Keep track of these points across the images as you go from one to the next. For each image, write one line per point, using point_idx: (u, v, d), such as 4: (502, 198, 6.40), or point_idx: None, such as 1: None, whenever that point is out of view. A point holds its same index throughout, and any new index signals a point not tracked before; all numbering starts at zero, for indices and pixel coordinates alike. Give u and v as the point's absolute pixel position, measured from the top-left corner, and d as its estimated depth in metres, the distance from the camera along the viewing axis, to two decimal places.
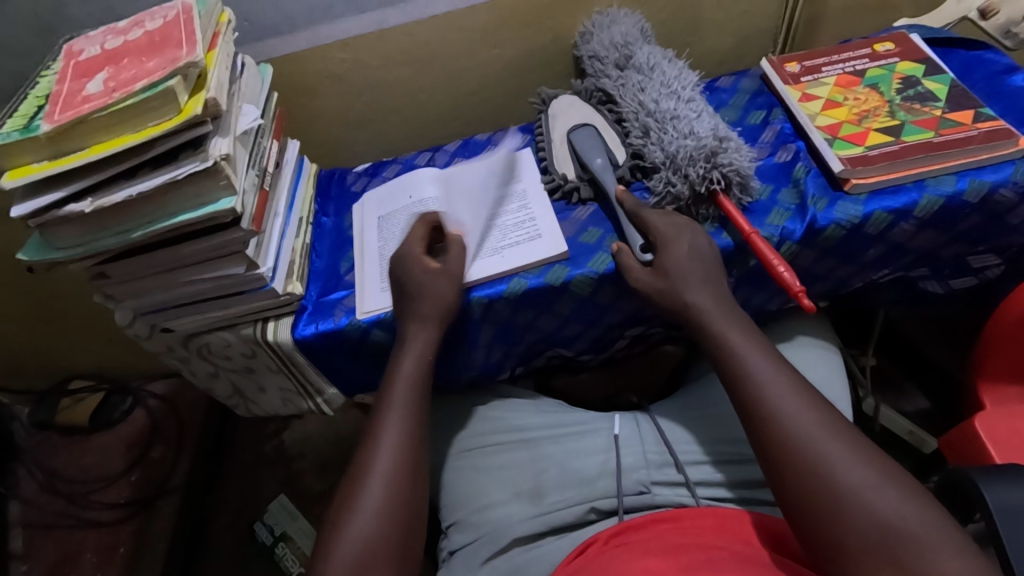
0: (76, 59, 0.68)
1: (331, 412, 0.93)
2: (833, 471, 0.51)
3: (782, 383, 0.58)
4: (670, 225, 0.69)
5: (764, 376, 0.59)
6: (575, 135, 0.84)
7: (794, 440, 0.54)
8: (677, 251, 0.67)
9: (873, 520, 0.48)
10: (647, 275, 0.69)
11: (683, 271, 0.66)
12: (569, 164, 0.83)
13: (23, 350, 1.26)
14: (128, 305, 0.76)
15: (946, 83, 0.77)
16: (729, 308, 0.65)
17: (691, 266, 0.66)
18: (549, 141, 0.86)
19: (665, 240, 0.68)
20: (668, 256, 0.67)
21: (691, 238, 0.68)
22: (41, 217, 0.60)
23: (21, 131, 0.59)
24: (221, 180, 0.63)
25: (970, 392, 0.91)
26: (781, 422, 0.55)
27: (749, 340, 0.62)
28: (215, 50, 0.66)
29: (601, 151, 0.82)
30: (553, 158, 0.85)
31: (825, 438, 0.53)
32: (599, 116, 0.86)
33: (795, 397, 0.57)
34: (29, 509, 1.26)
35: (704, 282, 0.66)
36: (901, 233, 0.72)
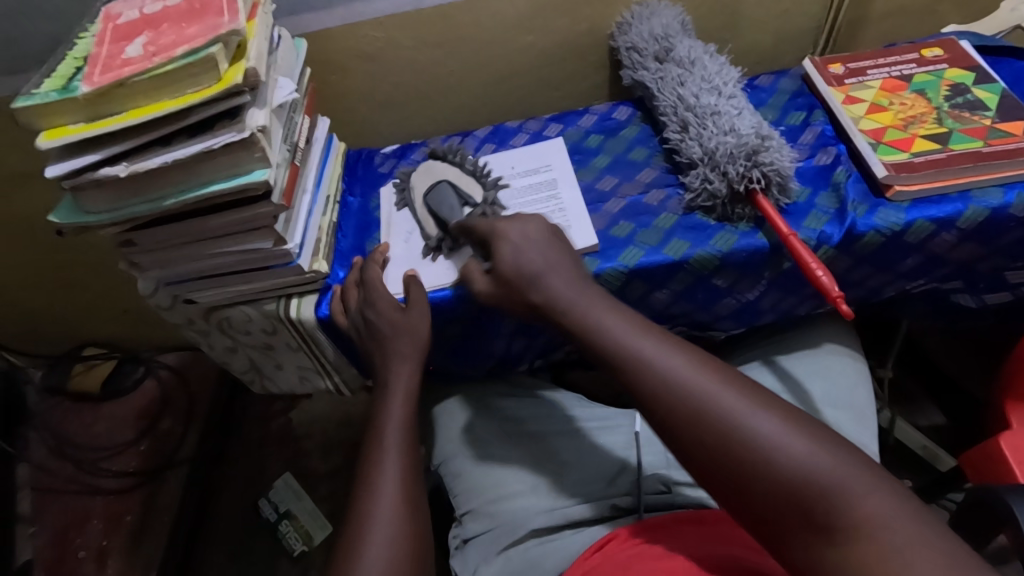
0: (115, 22, 0.67)
1: (347, 392, 0.94)
2: (746, 438, 0.44)
3: (672, 360, 0.49)
4: (498, 221, 0.65)
5: (653, 353, 0.50)
6: (430, 196, 0.78)
7: (695, 417, 0.46)
8: (506, 250, 0.61)
9: (790, 480, 0.42)
10: (489, 287, 0.64)
11: (543, 262, 0.60)
12: (433, 222, 0.78)
13: (41, 314, 1.26)
14: (152, 275, 0.75)
15: (996, 92, 0.76)
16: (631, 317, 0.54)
17: (548, 261, 0.60)
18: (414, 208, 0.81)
19: (517, 243, 0.62)
20: (499, 258, 0.61)
21: (523, 227, 0.63)
22: (75, 179, 0.60)
23: (60, 92, 0.59)
24: (255, 152, 0.62)
25: (994, 410, 0.89)
26: (678, 399, 0.47)
27: (629, 323, 0.54)
28: (255, 20, 0.65)
29: (453, 197, 0.77)
30: (421, 223, 0.79)
31: (728, 399, 0.46)
32: (451, 168, 0.81)
33: (688, 367, 0.49)
34: (39, 472, 1.27)
35: (552, 265, 0.59)
36: (941, 243, 0.70)
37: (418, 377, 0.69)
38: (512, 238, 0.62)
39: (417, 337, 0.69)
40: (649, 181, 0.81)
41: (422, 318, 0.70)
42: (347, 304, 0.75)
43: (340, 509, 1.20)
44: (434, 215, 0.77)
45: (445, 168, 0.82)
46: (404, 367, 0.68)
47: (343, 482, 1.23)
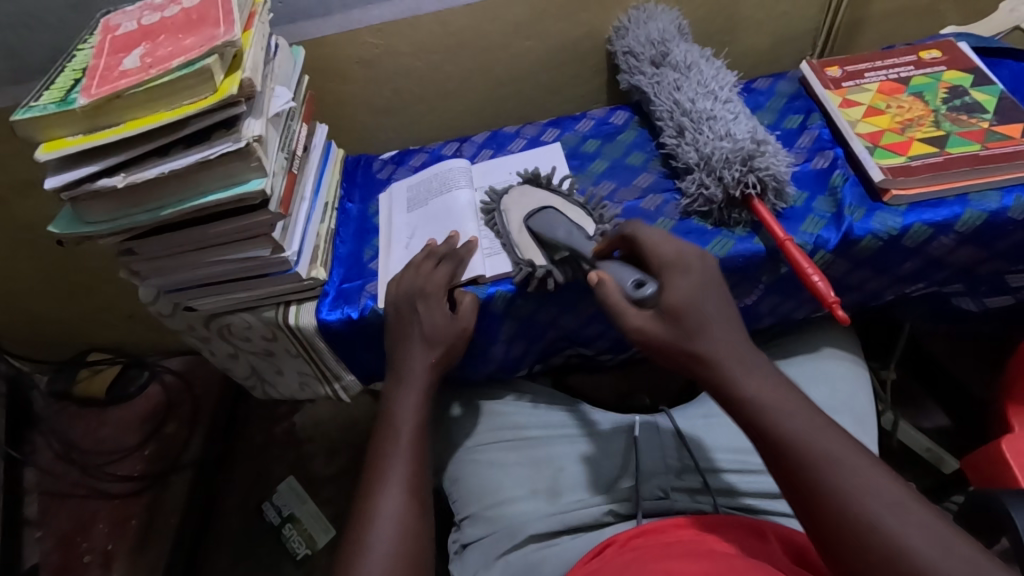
0: (113, 34, 0.68)
1: (347, 400, 0.93)
2: (871, 523, 0.45)
3: (824, 441, 0.49)
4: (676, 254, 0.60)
5: (798, 417, 0.50)
6: (534, 220, 0.74)
7: (838, 504, 0.46)
8: (682, 283, 0.57)
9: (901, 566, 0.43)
10: (653, 318, 0.57)
11: (707, 299, 0.56)
12: (537, 249, 0.72)
13: (46, 320, 1.27)
14: (153, 283, 0.76)
15: (994, 94, 0.75)
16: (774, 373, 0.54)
17: (698, 301, 0.56)
18: (506, 233, 0.75)
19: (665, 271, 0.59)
20: (667, 291, 0.57)
21: (698, 273, 0.58)
22: (74, 191, 0.61)
23: (58, 104, 0.59)
24: (252, 162, 0.63)
25: (996, 413, 0.89)
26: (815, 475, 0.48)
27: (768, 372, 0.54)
28: (251, 30, 0.66)
29: (565, 225, 0.71)
30: (516, 250, 0.73)
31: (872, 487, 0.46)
32: (557, 198, 0.77)
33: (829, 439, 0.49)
34: (46, 477, 1.28)
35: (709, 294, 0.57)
36: (940, 247, 0.70)
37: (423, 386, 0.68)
38: (682, 277, 0.58)
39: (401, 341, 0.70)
40: (646, 186, 0.81)
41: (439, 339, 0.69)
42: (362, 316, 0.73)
43: (343, 512, 1.21)
44: (541, 240, 0.72)
45: (545, 196, 0.78)
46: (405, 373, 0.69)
47: (347, 486, 1.24)
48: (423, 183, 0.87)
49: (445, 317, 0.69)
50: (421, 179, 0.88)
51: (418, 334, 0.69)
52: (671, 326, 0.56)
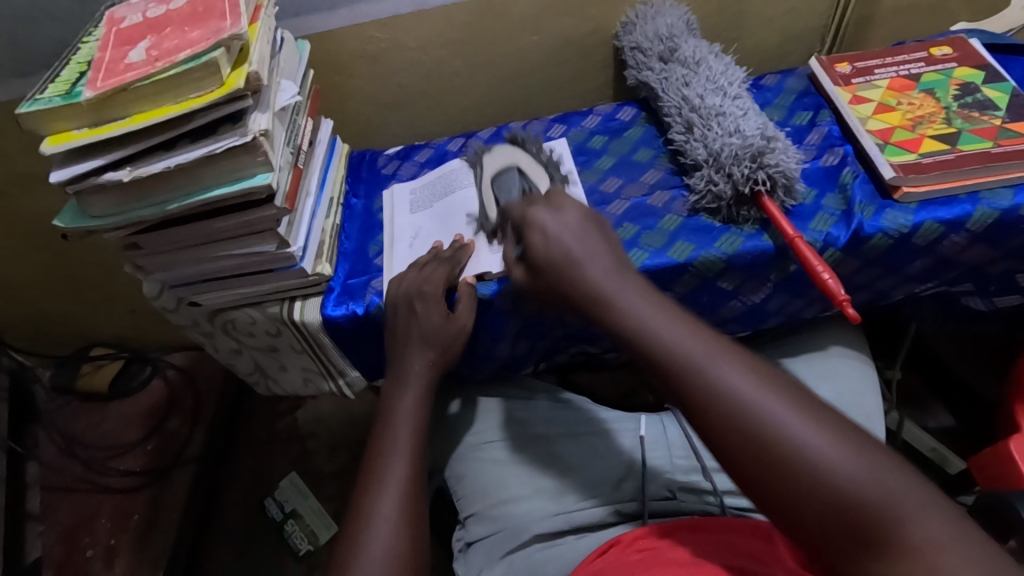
0: (119, 27, 0.67)
1: (351, 396, 0.92)
2: (747, 419, 0.42)
3: (693, 349, 0.46)
4: (532, 207, 0.63)
5: (707, 353, 0.46)
6: (494, 230, 0.71)
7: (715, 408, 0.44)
8: (538, 238, 0.60)
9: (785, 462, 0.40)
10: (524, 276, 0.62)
11: (576, 243, 0.57)
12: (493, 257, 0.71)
13: (49, 314, 1.27)
14: (157, 278, 0.76)
15: (1006, 92, 0.74)
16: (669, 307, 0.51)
17: (560, 246, 0.58)
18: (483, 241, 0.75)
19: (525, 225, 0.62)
20: (533, 246, 0.60)
21: (565, 214, 0.60)
22: (79, 184, 0.60)
23: (64, 97, 0.59)
24: (258, 156, 0.62)
25: (1003, 413, 0.89)
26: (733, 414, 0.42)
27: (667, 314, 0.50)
28: (257, 23, 0.65)
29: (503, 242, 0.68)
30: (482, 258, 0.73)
31: (791, 415, 0.41)
32: (515, 199, 0.71)
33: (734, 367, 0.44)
34: (49, 471, 1.28)
35: (590, 250, 0.56)
36: (950, 245, 0.69)
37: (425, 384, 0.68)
38: (547, 219, 0.60)
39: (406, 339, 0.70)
40: (653, 182, 0.80)
41: (438, 339, 0.69)
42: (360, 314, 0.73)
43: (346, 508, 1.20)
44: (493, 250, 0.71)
45: (528, 206, 0.74)
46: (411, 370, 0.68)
47: (349, 482, 1.23)
48: (429, 183, 0.87)
49: (439, 318, 0.70)
50: (426, 180, 0.88)
51: (421, 331, 0.69)
52: (547, 275, 0.58)
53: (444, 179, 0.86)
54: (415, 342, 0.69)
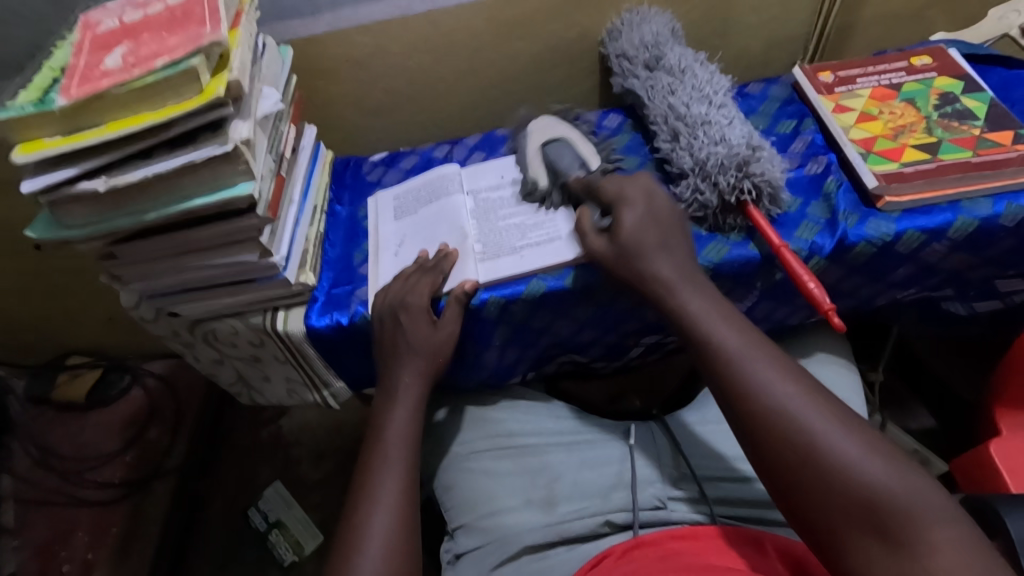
0: (94, 32, 0.65)
1: (336, 406, 0.91)
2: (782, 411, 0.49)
3: (740, 345, 0.54)
4: (625, 187, 0.66)
5: (749, 354, 0.53)
6: (549, 149, 0.80)
7: (757, 400, 0.51)
8: (629, 217, 0.63)
9: (804, 450, 0.47)
10: (603, 247, 0.65)
11: (648, 241, 0.62)
12: (546, 172, 0.79)
13: (24, 322, 1.24)
14: (135, 288, 0.74)
15: (984, 101, 0.76)
16: (729, 312, 0.57)
17: (647, 231, 0.63)
18: (523, 155, 0.83)
19: (619, 204, 0.65)
20: (621, 221, 0.63)
21: (648, 203, 0.65)
22: (52, 194, 0.59)
23: (35, 104, 0.57)
24: (240, 165, 0.61)
25: (983, 416, 0.90)
26: (776, 425, 0.49)
27: (726, 317, 0.57)
28: (238, 28, 0.64)
29: (574, 156, 0.79)
30: (526, 168, 0.81)
31: (824, 421, 0.48)
32: (576, 130, 0.84)
33: (777, 372, 0.52)
34: (23, 484, 1.24)
35: (664, 250, 0.62)
36: (932, 253, 0.70)
37: (415, 395, 0.68)
38: (628, 203, 0.65)
39: (394, 351, 0.69)
40: None
41: (423, 348, 0.68)
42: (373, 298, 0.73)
43: (332, 518, 1.19)
44: (550, 167, 0.79)
45: (566, 128, 0.84)
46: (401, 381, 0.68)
47: (335, 491, 1.22)
48: (414, 190, 0.86)
49: (427, 327, 0.69)
50: (411, 186, 0.87)
51: (408, 343, 0.68)
52: (620, 254, 0.63)
53: (429, 187, 0.85)
54: (405, 352, 0.68)
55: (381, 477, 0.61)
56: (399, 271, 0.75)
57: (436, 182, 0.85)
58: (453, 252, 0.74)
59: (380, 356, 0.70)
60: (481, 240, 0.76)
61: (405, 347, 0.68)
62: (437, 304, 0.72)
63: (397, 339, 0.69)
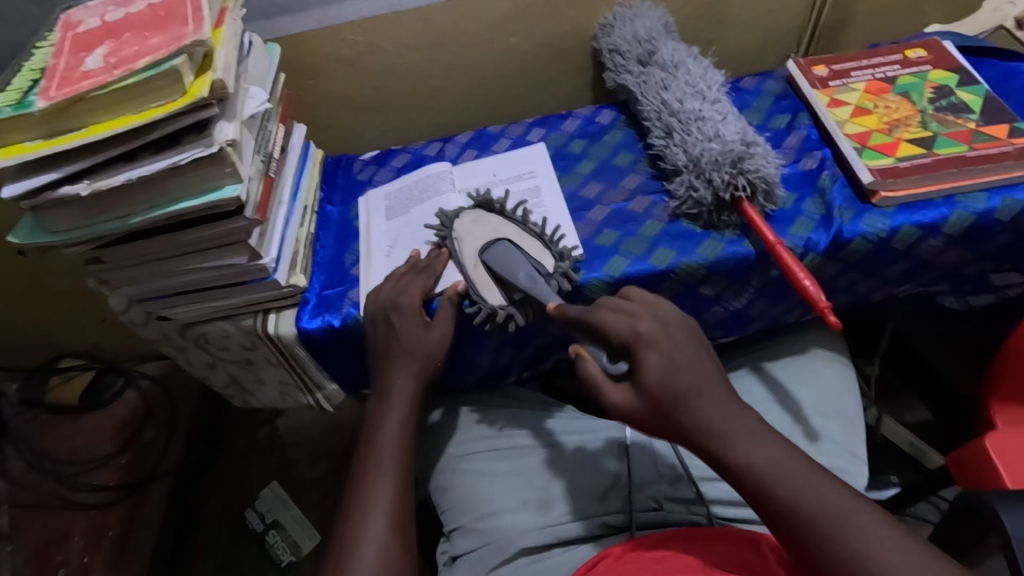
0: (75, 32, 0.64)
1: (330, 408, 0.90)
2: (833, 532, 0.45)
3: (777, 462, 0.48)
4: (633, 315, 0.53)
5: (787, 470, 0.48)
6: (489, 254, 0.69)
7: (805, 524, 0.46)
8: (654, 360, 0.50)
9: None
10: (625, 397, 0.51)
11: (682, 364, 0.50)
12: (495, 288, 0.69)
13: (14, 326, 1.22)
14: (123, 292, 0.73)
15: (980, 95, 0.75)
16: (755, 415, 0.51)
17: (674, 372, 0.50)
18: (460, 264, 0.71)
19: (634, 341, 0.52)
20: (642, 363, 0.51)
21: (661, 324, 0.53)
22: (33, 199, 0.57)
23: (14, 106, 0.56)
24: (226, 167, 0.60)
25: (978, 409, 0.90)
26: (834, 553, 0.45)
27: (752, 420, 0.50)
28: (222, 27, 0.63)
29: (521, 262, 0.67)
30: (469, 278, 0.70)
31: (876, 537, 0.44)
32: (511, 226, 0.72)
33: (814, 480, 0.47)
34: (16, 489, 1.23)
35: (694, 360, 0.51)
36: (928, 249, 0.69)
37: (409, 398, 0.67)
38: (649, 330, 0.52)
39: (388, 353, 0.68)
40: (634, 187, 0.80)
41: (417, 351, 0.67)
42: (371, 296, 0.72)
43: (329, 518, 1.18)
44: (499, 279, 0.68)
45: (498, 221, 0.72)
46: (395, 385, 0.67)
47: (331, 491, 1.21)
48: (405, 189, 0.85)
49: (419, 329, 0.68)
50: (402, 185, 0.85)
51: (401, 346, 0.68)
52: (649, 400, 0.50)
53: (421, 185, 0.84)
54: (399, 355, 0.68)
55: (376, 481, 0.60)
56: (391, 271, 0.74)
57: (429, 181, 0.84)
58: (445, 253, 0.73)
59: (374, 359, 0.70)
60: None
61: (400, 350, 0.68)
62: (429, 305, 0.72)
63: (390, 342, 0.68)
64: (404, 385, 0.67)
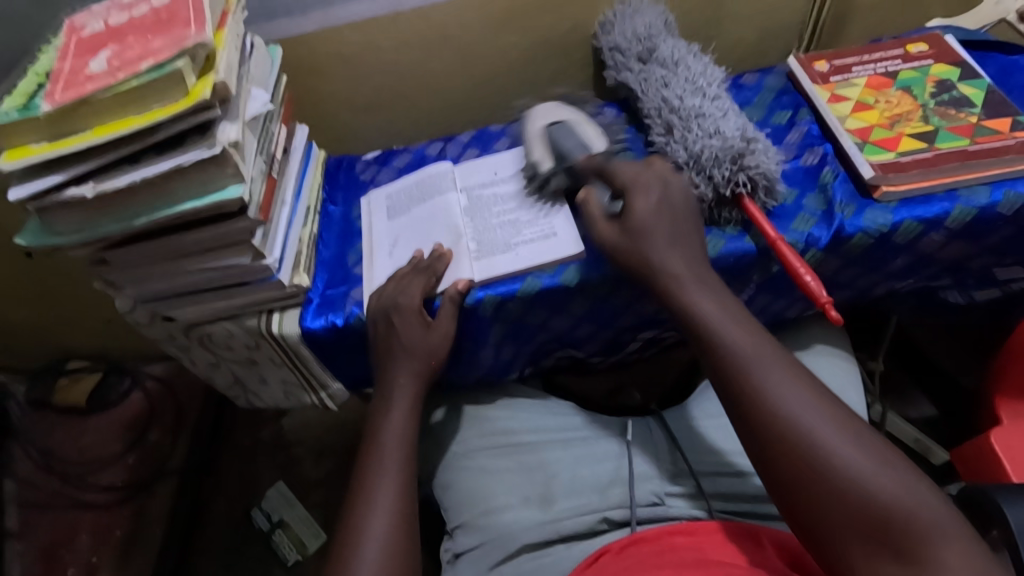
0: (79, 35, 0.65)
1: (334, 407, 0.91)
2: (790, 419, 0.49)
3: (749, 348, 0.53)
4: (641, 174, 0.66)
5: (758, 359, 0.52)
6: (553, 129, 0.76)
7: (763, 408, 0.50)
8: (643, 204, 0.63)
9: (813, 459, 0.47)
10: (613, 233, 0.64)
11: (663, 237, 0.61)
12: (546, 153, 0.75)
13: (23, 327, 1.24)
14: (129, 293, 0.73)
15: (982, 88, 0.75)
16: (734, 309, 0.57)
17: (658, 219, 0.62)
18: (527, 132, 0.79)
19: (631, 189, 0.65)
20: (633, 206, 0.63)
21: (661, 191, 0.64)
22: (40, 201, 0.58)
23: (20, 110, 0.57)
24: (228, 168, 0.61)
25: (983, 404, 0.90)
26: (786, 435, 0.49)
27: (733, 315, 0.56)
28: (224, 29, 0.63)
29: (576, 140, 0.74)
30: (530, 149, 0.77)
31: (828, 429, 0.48)
32: (578, 113, 0.79)
33: (781, 371, 0.52)
34: (26, 489, 1.25)
35: (676, 245, 0.61)
36: (930, 243, 0.69)
37: (411, 395, 0.67)
38: (647, 192, 0.64)
39: (390, 351, 0.69)
40: None
41: (419, 349, 0.68)
42: (376, 295, 0.72)
43: (334, 517, 1.19)
44: (553, 146, 0.75)
45: (569, 111, 0.79)
46: (398, 383, 0.68)
47: (336, 490, 1.22)
48: (407, 189, 0.85)
49: (421, 328, 0.69)
50: (403, 185, 0.86)
51: (403, 344, 0.68)
52: (634, 235, 0.62)
53: (423, 185, 0.84)
54: (401, 353, 0.68)
55: (378, 478, 0.61)
56: (394, 270, 0.75)
57: (430, 180, 0.84)
58: (446, 253, 0.73)
59: (376, 357, 0.70)
60: (476, 237, 0.75)
61: (402, 348, 0.68)
62: (430, 304, 0.72)
63: (392, 341, 0.69)
64: (406, 383, 0.68)
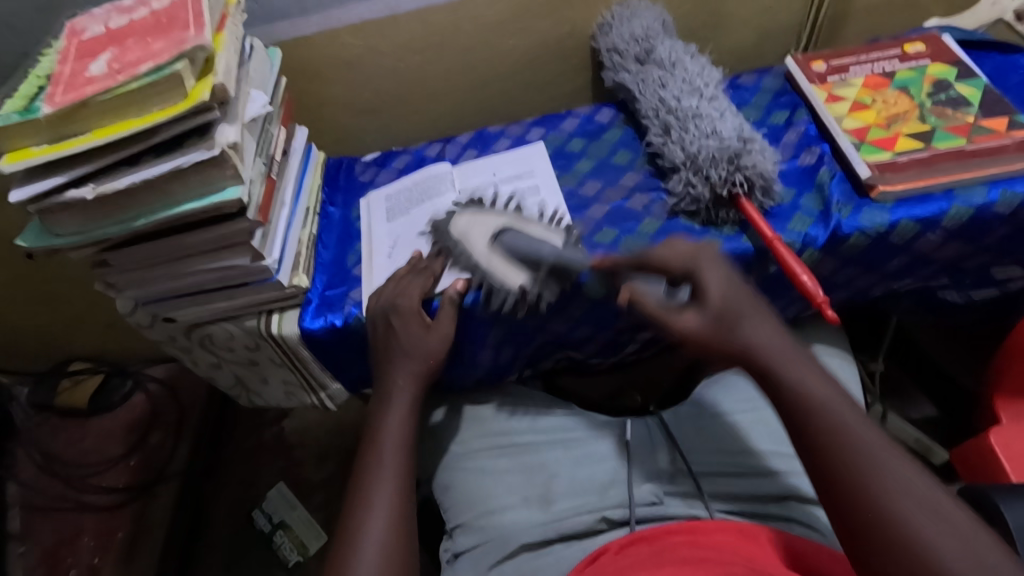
0: (79, 39, 0.65)
1: (333, 408, 0.91)
2: (854, 457, 0.48)
3: (814, 383, 0.52)
4: (701, 250, 0.60)
5: (825, 396, 0.51)
6: (503, 239, 0.71)
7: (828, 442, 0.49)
8: (714, 281, 0.58)
9: (877, 504, 0.46)
10: (698, 324, 0.57)
11: (721, 274, 0.59)
12: (517, 268, 0.70)
13: (25, 329, 1.24)
14: (129, 294, 0.74)
15: (979, 88, 0.75)
16: (794, 343, 0.56)
17: (735, 296, 0.57)
18: (473, 258, 0.71)
19: (695, 266, 0.60)
20: (707, 288, 0.58)
21: (729, 267, 0.60)
22: (40, 203, 0.59)
23: (20, 113, 0.57)
24: (227, 169, 0.61)
25: (983, 404, 0.89)
26: (849, 472, 0.47)
27: (791, 344, 0.55)
28: (223, 32, 0.63)
29: (541, 240, 0.70)
30: (501, 273, 0.70)
31: (895, 474, 0.47)
32: (500, 216, 0.74)
33: (845, 408, 0.50)
34: (28, 490, 1.25)
35: (752, 304, 0.57)
36: (928, 243, 0.69)
37: (409, 396, 0.68)
38: (708, 260, 0.60)
39: (389, 352, 0.69)
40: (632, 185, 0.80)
41: (417, 350, 0.68)
42: (375, 296, 0.72)
43: (335, 518, 1.19)
44: (521, 259, 0.70)
45: (491, 216, 0.75)
46: (396, 383, 0.68)
47: (337, 491, 1.22)
48: (406, 190, 0.85)
49: (420, 329, 0.69)
50: (402, 186, 0.86)
51: (402, 345, 0.68)
52: (716, 320, 0.56)
53: (422, 186, 0.84)
54: (400, 354, 0.68)
55: (377, 479, 0.61)
56: (393, 271, 0.75)
57: (429, 181, 0.84)
58: (444, 253, 0.73)
59: (375, 358, 0.71)
60: None
61: (401, 349, 0.68)
62: (428, 304, 0.72)
63: (391, 342, 0.69)
64: (405, 384, 0.68)
